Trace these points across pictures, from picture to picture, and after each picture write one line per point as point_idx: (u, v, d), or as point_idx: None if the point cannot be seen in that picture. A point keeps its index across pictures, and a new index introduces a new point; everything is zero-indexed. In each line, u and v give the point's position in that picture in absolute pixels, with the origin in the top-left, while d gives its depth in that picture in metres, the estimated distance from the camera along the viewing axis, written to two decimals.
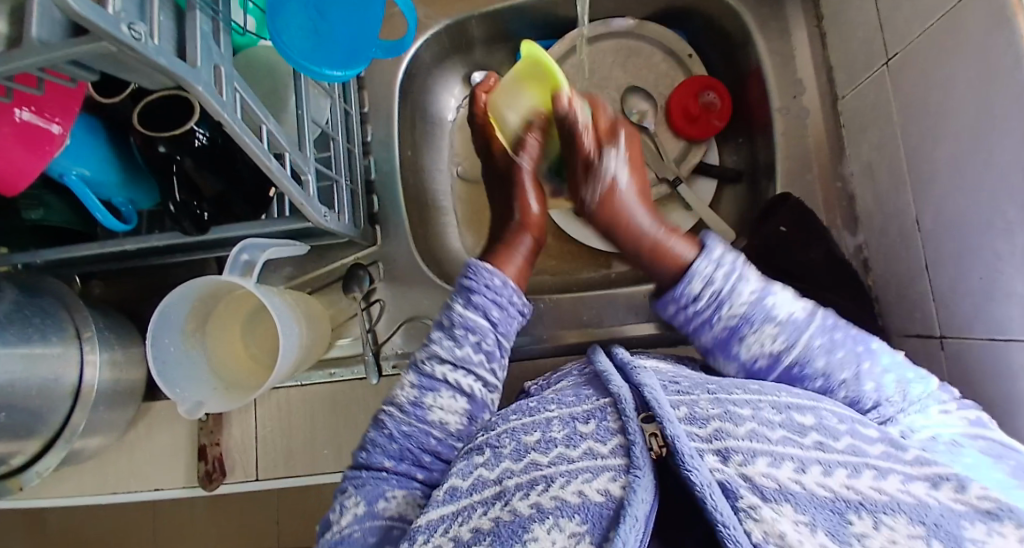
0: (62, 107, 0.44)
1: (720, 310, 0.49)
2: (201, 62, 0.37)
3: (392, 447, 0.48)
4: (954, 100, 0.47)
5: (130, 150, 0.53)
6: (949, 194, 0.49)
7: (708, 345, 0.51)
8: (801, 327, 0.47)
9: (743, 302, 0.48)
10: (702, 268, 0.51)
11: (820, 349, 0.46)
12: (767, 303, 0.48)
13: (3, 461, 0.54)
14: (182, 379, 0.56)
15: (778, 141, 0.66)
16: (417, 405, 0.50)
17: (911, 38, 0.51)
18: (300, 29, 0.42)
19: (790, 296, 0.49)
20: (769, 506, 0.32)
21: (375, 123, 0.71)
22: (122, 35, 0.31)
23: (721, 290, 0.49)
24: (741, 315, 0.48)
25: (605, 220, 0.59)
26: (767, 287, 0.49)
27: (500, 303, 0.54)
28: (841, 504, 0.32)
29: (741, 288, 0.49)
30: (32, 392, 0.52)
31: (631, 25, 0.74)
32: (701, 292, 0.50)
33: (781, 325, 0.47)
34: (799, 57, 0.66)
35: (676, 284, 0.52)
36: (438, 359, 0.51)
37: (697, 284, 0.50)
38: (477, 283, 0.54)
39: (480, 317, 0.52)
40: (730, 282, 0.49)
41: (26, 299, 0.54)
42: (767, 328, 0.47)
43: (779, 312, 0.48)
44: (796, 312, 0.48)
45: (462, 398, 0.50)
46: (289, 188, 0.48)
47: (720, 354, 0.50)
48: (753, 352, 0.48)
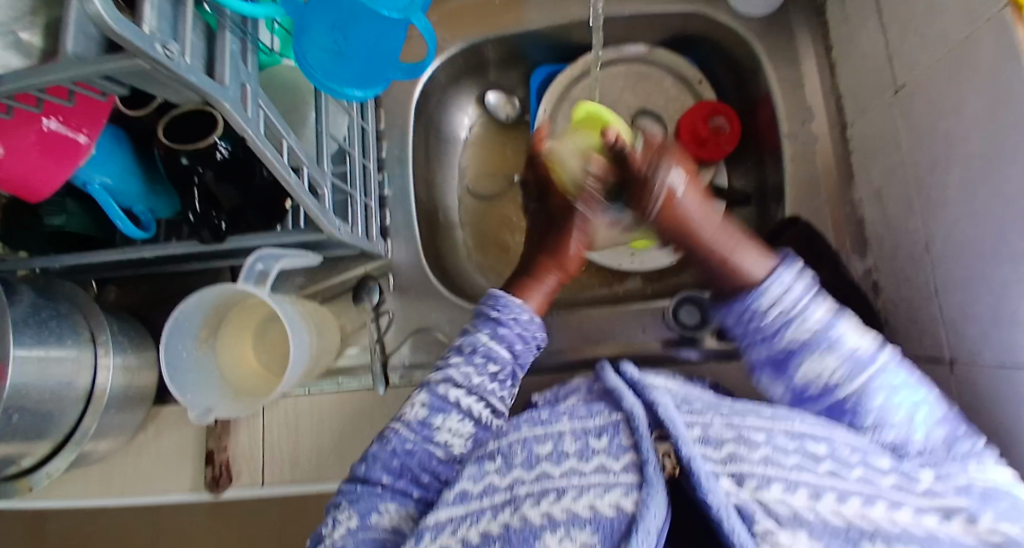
0: (87, 117, 0.45)
1: (784, 330, 0.47)
2: (229, 80, 0.38)
3: (392, 462, 0.49)
4: (957, 131, 0.48)
5: (152, 161, 0.54)
6: (956, 222, 0.49)
7: (757, 361, 0.50)
8: (865, 363, 0.45)
9: (811, 326, 0.46)
10: (772, 286, 0.48)
11: (879, 386, 0.44)
12: (834, 333, 0.46)
13: (13, 461, 0.55)
14: (192, 385, 0.57)
15: (787, 166, 0.67)
16: (424, 425, 0.50)
17: (919, 69, 0.52)
18: (324, 51, 0.44)
19: (858, 329, 0.47)
20: (785, 531, 0.33)
21: (390, 140, 0.72)
22: (155, 53, 0.33)
23: (791, 310, 0.47)
24: (804, 340, 0.46)
25: (673, 230, 0.55)
26: (836, 317, 0.47)
27: (523, 338, 0.56)
28: (855, 533, 0.33)
29: (810, 314, 0.46)
30: (46, 394, 0.53)
31: (643, 51, 0.75)
32: (769, 308, 0.48)
33: (843, 356, 0.45)
34: (808, 84, 0.67)
35: (744, 293, 0.49)
36: (453, 383, 0.52)
37: (768, 303, 0.48)
38: (504, 315, 0.55)
39: (504, 350, 0.54)
40: (800, 303, 0.47)
41: (42, 302, 0.56)
42: (827, 357, 0.45)
43: (845, 344, 0.46)
44: (862, 346, 0.46)
45: (469, 423, 0.51)
46: (307, 201, 0.49)
47: (770, 371, 0.49)
48: (807, 376, 0.46)
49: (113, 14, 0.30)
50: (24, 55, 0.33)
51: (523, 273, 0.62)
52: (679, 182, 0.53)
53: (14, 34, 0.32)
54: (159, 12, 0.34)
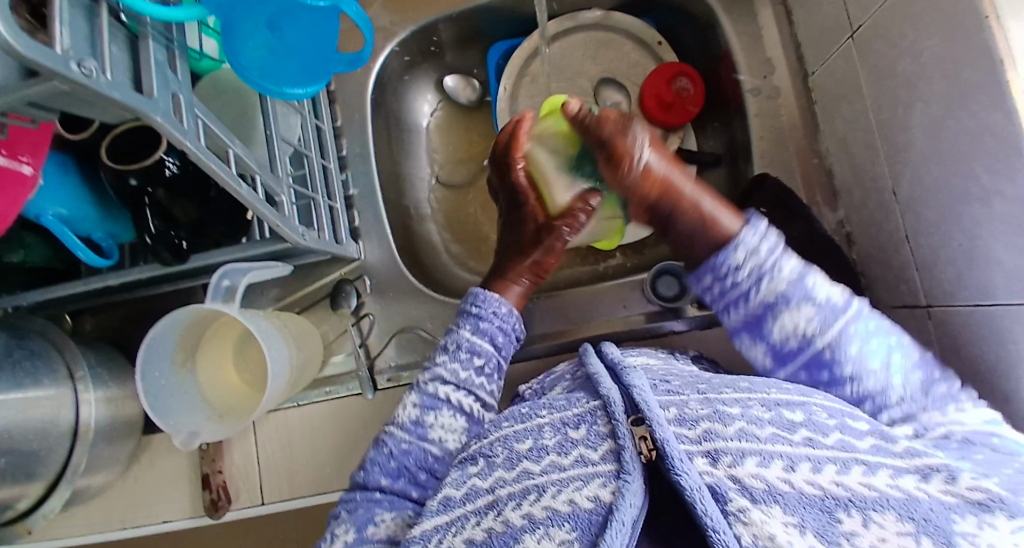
0: (31, 146, 0.44)
1: (760, 285, 0.44)
2: (157, 92, 0.37)
3: (390, 465, 0.50)
4: (918, 67, 0.47)
5: (102, 184, 0.52)
6: (923, 161, 0.49)
7: (735, 324, 0.48)
8: (838, 313, 0.44)
9: (785, 278, 0.44)
10: (748, 239, 0.44)
11: (854, 330, 0.44)
12: (807, 284, 0.44)
13: (7, 506, 0.54)
14: (177, 411, 0.56)
15: (753, 121, 0.66)
16: (418, 424, 0.52)
17: (875, 7, 0.51)
18: (254, 50, 0.42)
19: (830, 282, 0.45)
20: (758, 508, 0.33)
21: (350, 138, 0.70)
22: (72, 73, 0.31)
23: (765, 264, 0.44)
24: (779, 293, 0.44)
25: (656, 194, 0.49)
26: (807, 269, 0.44)
27: (505, 330, 0.57)
28: (830, 502, 0.33)
29: (784, 266, 0.44)
30: (28, 436, 0.52)
31: (599, 16, 0.73)
32: (745, 262, 0.44)
33: (818, 307, 0.44)
34: (766, 35, 0.66)
35: (716, 252, 0.45)
36: (441, 380, 0.53)
37: (742, 257, 0.44)
38: (484, 310, 0.56)
39: (486, 343, 0.55)
40: (775, 256, 0.44)
41: (14, 342, 0.54)
42: (803, 309, 0.44)
43: (817, 295, 0.44)
44: (837, 296, 0.44)
45: (460, 418, 0.52)
46: (265, 212, 0.48)
47: (747, 333, 0.47)
48: (784, 331, 0.45)
49: (24, 42, 0.28)
50: None
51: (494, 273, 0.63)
52: (646, 142, 0.49)
53: None
54: (72, 29, 0.32)
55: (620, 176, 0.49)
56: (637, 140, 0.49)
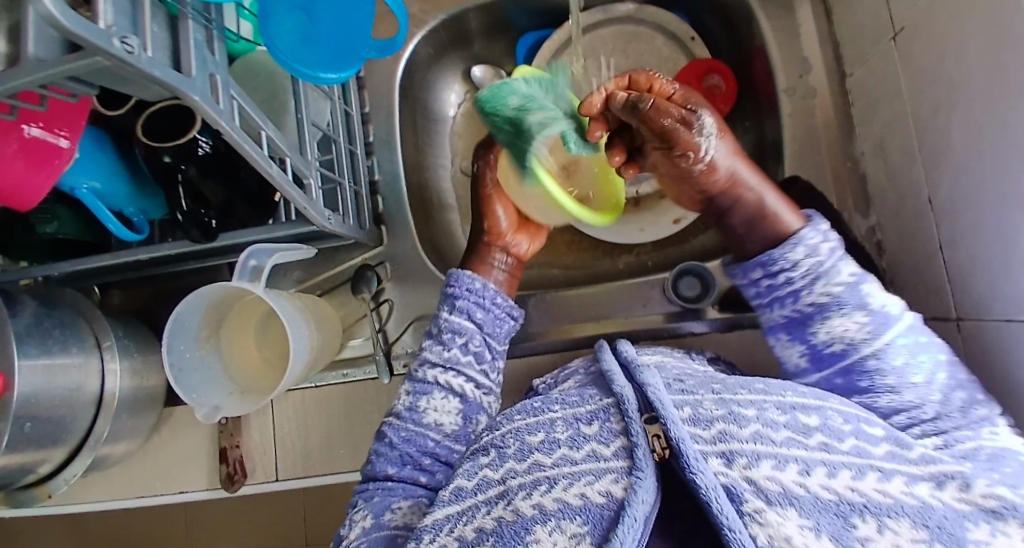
0: (66, 120, 0.44)
1: (813, 285, 0.45)
2: (196, 72, 0.38)
3: (394, 453, 0.51)
4: (961, 72, 0.46)
5: (137, 162, 0.54)
6: (962, 169, 0.47)
7: (777, 321, 0.48)
8: (890, 322, 0.44)
9: (842, 281, 0.44)
10: (810, 238, 0.46)
11: (902, 346, 0.44)
12: (863, 291, 0.45)
13: (31, 469, 0.56)
14: (197, 386, 0.57)
15: (785, 121, 0.65)
16: (412, 410, 0.53)
17: (919, 8, 0.50)
18: (290, 34, 0.43)
19: (883, 289, 0.46)
20: (773, 510, 0.33)
21: (377, 123, 0.71)
22: (114, 50, 0.32)
23: (822, 264, 0.45)
24: (835, 296, 0.44)
25: (724, 179, 0.48)
26: (865, 276, 0.45)
27: (483, 305, 0.57)
28: (845, 507, 0.32)
29: (842, 270, 0.45)
30: (55, 402, 0.54)
31: (631, 9, 0.72)
32: (802, 261, 0.45)
33: (871, 315, 0.44)
34: (803, 34, 0.65)
35: (774, 247, 0.47)
36: (429, 363, 0.55)
37: (801, 255, 0.45)
38: (459, 289, 0.57)
39: (465, 321, 0.56)
40: (832, 260, 0.45)
41: (45, 311, 0.56)
42: (856, 315, 0.44)
43: (872, 302, 0.44)
44: (890, 306, 0.45)
45: (454, 399, 0.53)
46: (293, 194, 0.48)
47: (788, 331, 0.47)
48: (829, 336, 0.45)
49: (67, 14, 0.29)
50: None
51: (472, 257, 0.64)
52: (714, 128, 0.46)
53: None
54: (116, 6, 0.33)
55: (680, 167, 0.48)
56: (707, 126, 0.46)
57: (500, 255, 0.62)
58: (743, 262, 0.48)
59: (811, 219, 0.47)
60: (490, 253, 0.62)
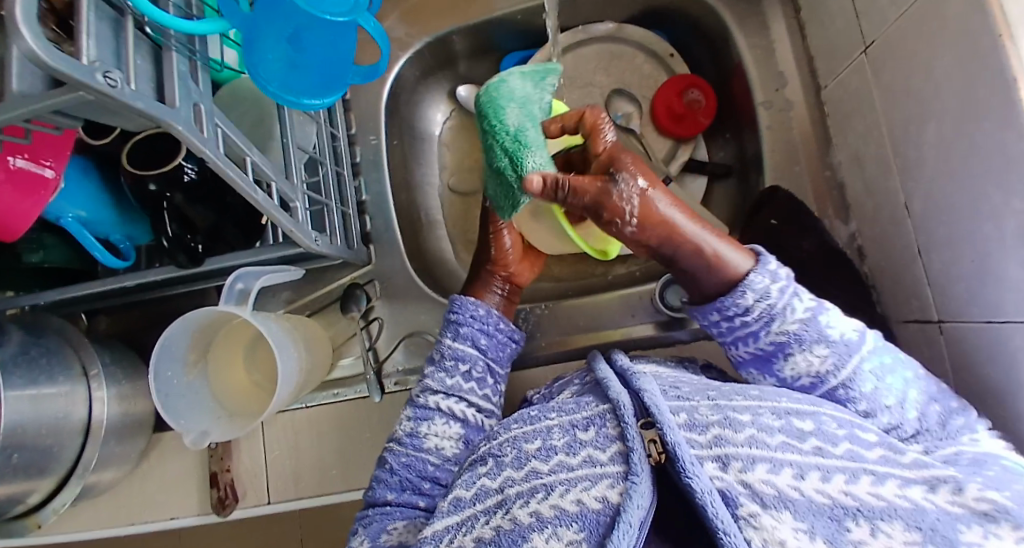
0: (52, 150, 0.45)
1: (769, 326, 0.45)
2: (180, 102, 0.38)
3: (394, 479, 0.51)
4: (930, 86, 0.47)
5: (122, 187, 0.54)
6: (935, 179, 0.48)
7: (746, 357, 0.49)
8: (853, 349, 0.44)
9: (796, 319, 0.45)
10: (758, 281, 0.45)
11: (869, 370, 0.44)
12: (820, 323, 0.45)
13: (17, 501, 0.56)
14: (186, 410, 0.57)
15: (764, 133, 0.66)
16: (413, 435, 0.53)
17: (888, 25, 0.51)
18: (274, 62, 0.43)
19: (843, 317, 0.46)
20: (768, 514, 0.33)
21: (364, 144, 0.71)
22: (97, 83, 0.32)
23: (775, 305, 0.45)
24: (792, 334, 0.45)
25: (658, 236, 0.46)
26: (820, 306, 0.46)
27: (487, 331, 0.57)
28: (838, 510, 0.33)
29: (794, 308, 0.45)
30: (42, 432, 0.53)
31: (611, 28, 0.74)
32: (753, 305, 0.45)
33: (833, 346, 0.45)
34: (780, 49, 0.66)
35: (728, 292, 0.46)
36: (430, 390, 0.55)
37: (752, 299, 0.45)
38: (462, 316, 0.57)
39: (469, 347, 0.56)
40: (786, 297, 0.45)
41: (30, 340, 0.55)
42: (816, 349, 0.45)
43: (832, 333, 0.45)
44: (849, 332, 0.45)
45: (455, 424, 0.53)
46: (279, 217, 0.48)
47: (757, 366, 0.48)
48: (796, 371, 0.45)
49: (49, 52, 0.29)
50: None
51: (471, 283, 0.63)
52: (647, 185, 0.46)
53: None
54: (99, 41, 0.33)
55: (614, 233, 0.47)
56: (641, 184, 0.46)
57: (497, 280, 0.62)
58: (700, 307, 0.48)
59: (760, 257, 0.47)
60: (489, 279, 0.62)
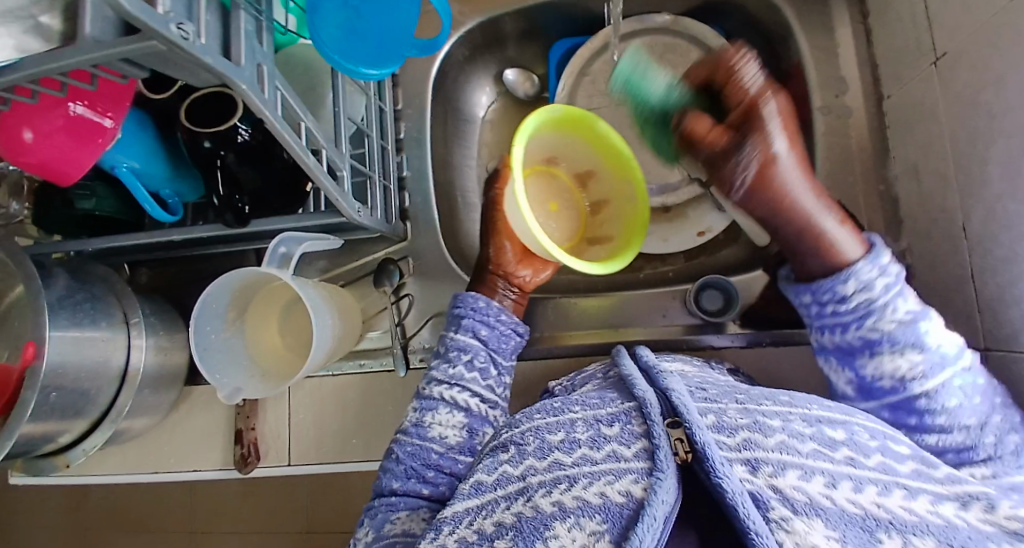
0: (111, 100, 0.46)
1: (865, 320, 0.46)
2: (244, 61, 0.39)
3: (400, 468, 0.52)
4: (1001, 101, 0.46)
5: (176, 145, 0.55)
6: (998, 198, 0.47)
7: (832, 346, 0.49)
8: (946, 361, 0.44)
9: (895, 320, 0.45)
10: (865, 273, 0.46)
11: (957, 386, 0.44)
12: (920, 328, 0.45)
13: (53, 438, 0.57)
14: (221, 366, 0.58)
15: (817, 140, 0.64)
16: (418, 425, 0.54)
17: (962, 35, 0.50)
18: (335, 28, 0.44)
19: (943, 327, 0.46)
20: (800, 519, 0.32)
21: (409, 120, 0.72)
22: (171, 34, 0.33)
23: (877, 301, 0.46)
24: (888, 333, 0.45)
25: (763, 208, 0.48)
26: (924, 312, 0.46)
27: (488, 322, 0.58)
28: (871, 522, 0.32)
29: (896, 307, 0.45)
30: (80, 374, 0.55)
31: (667, 19, 0.72)
32: (853, 295, 0.46)
33: (926, 353, 0.44)
34: (841, 54, 0.64)
35: (829, 277, 0.47)
36: (435, 381, 0.56)
37: (854, 290, 0.46)
38: (464, 310, 0.59)
39: (470, 338, 0.57)
40: (889, 296, 0.45)
41: (76, 285, 0.57)
42: (909, 353, 0.44)
43: (929, 341, 0.45)
44: (945, 344, 0.45)
45: (458, 413, 0.54)
46: (326, 184, 0.49)
47: (840, 357, 0.49)
48: (880, 370, 0.46)
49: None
50: (45, 39, 0.34)
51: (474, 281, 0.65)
52: (785, 154, 0.45)
53: (34, 17, 0.33)
54: None
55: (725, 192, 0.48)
56: (777, 149, 0.45)
57: (505, 286, 0.63)
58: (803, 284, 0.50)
59: (874, 250, 0.47)
60: (494, 285, 0.63)
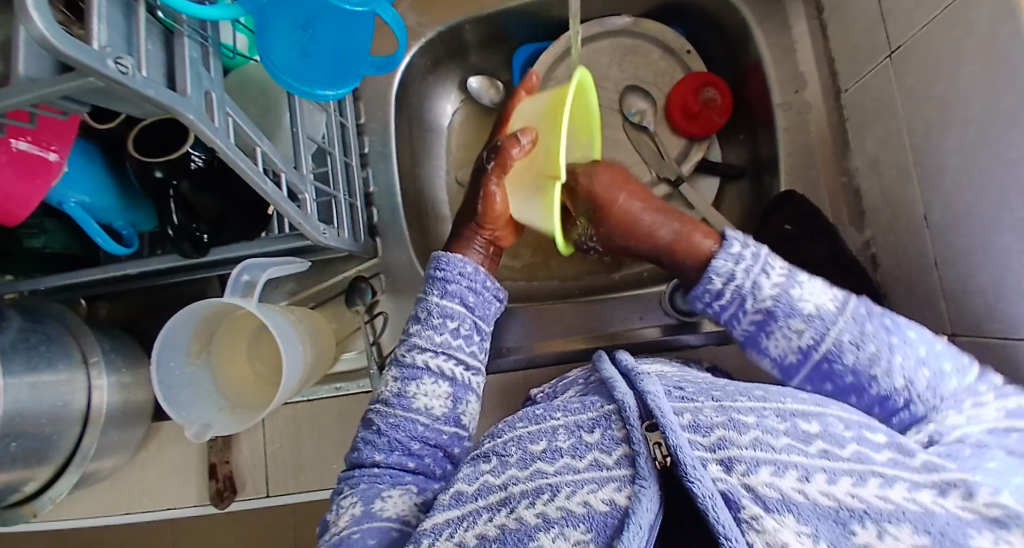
0: (55, 134, 0.44)
1: (744, 305, 0.48)
2: (191, 90, 0.37)
3: (382, 441, 0.51)
4: (955, 94, 0.47)
5: (125, 173, 0.53)
6: (955, 188, 0.48)
7: (740, 339, 0.50)
8: (831, 320, 0.45)
9: (767, 295, 0.47)
10: (721, 265, 0.49)
11: (851, 341, 0.44)
12: (792, 295, 0.46)
13: (16, 488, 0.55)
14: (186, 402, 0.56)
15: (780, 136, 0.65)
16: (400, 397, 0.52)
17: (914, 30, 0.50)
18: (289, 51, 0.42)
19: (819, 285, 0.47)
20: (771, 516, 0.32)
21: (372, 134, 0.70)
22: (109, 71, 0.31)
23: (743, 284, 0.48)
24: (768, 309, 0.47)
25: (620, 242, 0.58)
26: (791, 277, 0.47)
27: (475, 289, 0.57)
28: (845, 514, 0.32)
29: (764, 282, 0.47)
30: (41, 419, 0.52)
31: (627, 22, 0.72)
32: (722, 288, 0.49)
33: (809, 320, 0.46)
34: (799, 50, 0.65)
35: (703, 274, 0.50)
36: (419, 348, 0.54)
37: (720, 281, 0.49)
38: (449, 273, 0.57)
39: (457, 304, 0.56)
40: (754, 273, 0.48)
41: (30, 326, 0.54)
42: (795, 323, 0.46)
43: (805, 305, 0.46)
44: (825, 302, 0.46)
45: (444, 384, 0.53)
46: (288, 209, 0.47)
47: (750, 346, 0.49)
48: (782, 344, 0.47)
49: (60, 37, 0.28)
50: None
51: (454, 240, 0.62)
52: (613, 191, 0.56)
53: None
54: (109, 25, 0.32)
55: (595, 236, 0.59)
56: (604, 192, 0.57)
57: (480, 239, 0.60)
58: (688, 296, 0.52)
59: (725, 238, 0.50)
60: (472, 237, 0.60)
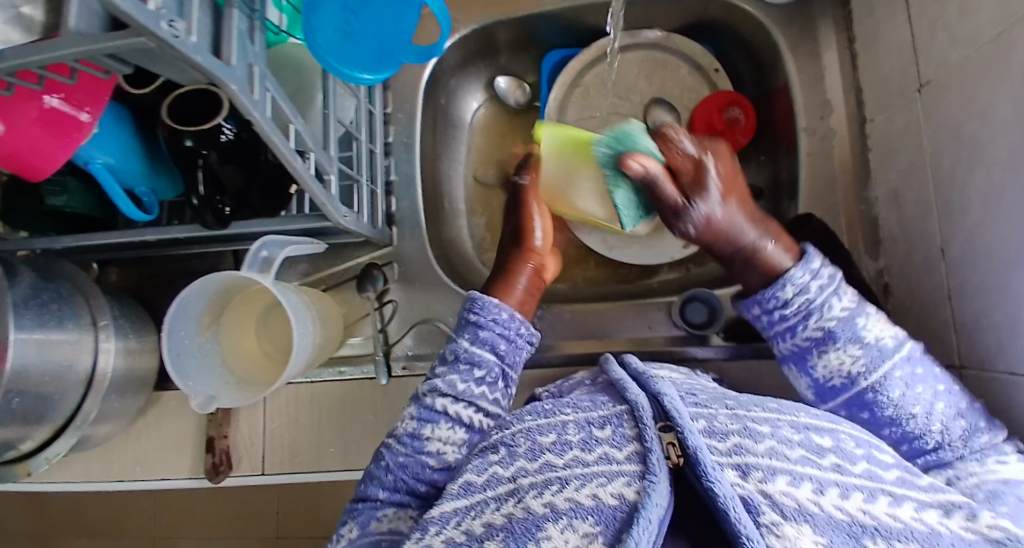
0: (89, 94, 0.43)
1: (807, 320, 0.49)
2: (236, 60, 0.37)
3: (387, 478, 0.50)
4: (983, 133, 0.47)
5: (155, 140, 0.53)
6: (977, 224, 0.48)
7: (784, 354, 0.51)
8: (886, 354, 0.47)
9: (834, 316, 0.48)
10: (798, 277, 0.49)
11: (900, 378, 0.46)
12: (857, 324, 0.48)
13: (12, 445, 0.54)
14: (195, 373, 0.56)
15: (803, 159, 0.66)
16: (414, 437, 0.51)
17: (946, 66, 0.51)
18: (333, 32, 0.43)
19: (884, 320, 0.49)
20: (791, 524, 0.32)
21: (398, 124, 0.71)
22: (162, 31, 0.31)
23: (814, 301, 0.48)
24: (830, 330, 0.48)
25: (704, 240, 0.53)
26: (860, 308, 0.48)
27: (507, 336, 0.56)
28: (857, 528, 0.32)
29: (834, 304, 0.48)
30: (45, 378, 0.52)
31: (658, 36, 0.74)
32: (792, 299, 0.49)
33: (866, 347, 0.47)
34: (829, 78, 0.66)
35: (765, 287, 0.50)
36: (439, 392, 0.52)
37: (792, 293, 0.49)
38: (483, 317, 0.56)
39: (486, 352, 0.54)
40: (827, 293, 0.48)
41: (42, 283, 0.54)
42: (850, 348, 0.48)
43: (867, 335, 0.48)
44: (884, 338, 0.48)
45: (460, 429, 0.51)
46: (314, 187, 0.48)
47: (794, 363, 0.51)
48: (829, 367, 0.48)
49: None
50: (25, 29, 0.32)
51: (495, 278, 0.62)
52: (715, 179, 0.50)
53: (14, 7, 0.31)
54: None
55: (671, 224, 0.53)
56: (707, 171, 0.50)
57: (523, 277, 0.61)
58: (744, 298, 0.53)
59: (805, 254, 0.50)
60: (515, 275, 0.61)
